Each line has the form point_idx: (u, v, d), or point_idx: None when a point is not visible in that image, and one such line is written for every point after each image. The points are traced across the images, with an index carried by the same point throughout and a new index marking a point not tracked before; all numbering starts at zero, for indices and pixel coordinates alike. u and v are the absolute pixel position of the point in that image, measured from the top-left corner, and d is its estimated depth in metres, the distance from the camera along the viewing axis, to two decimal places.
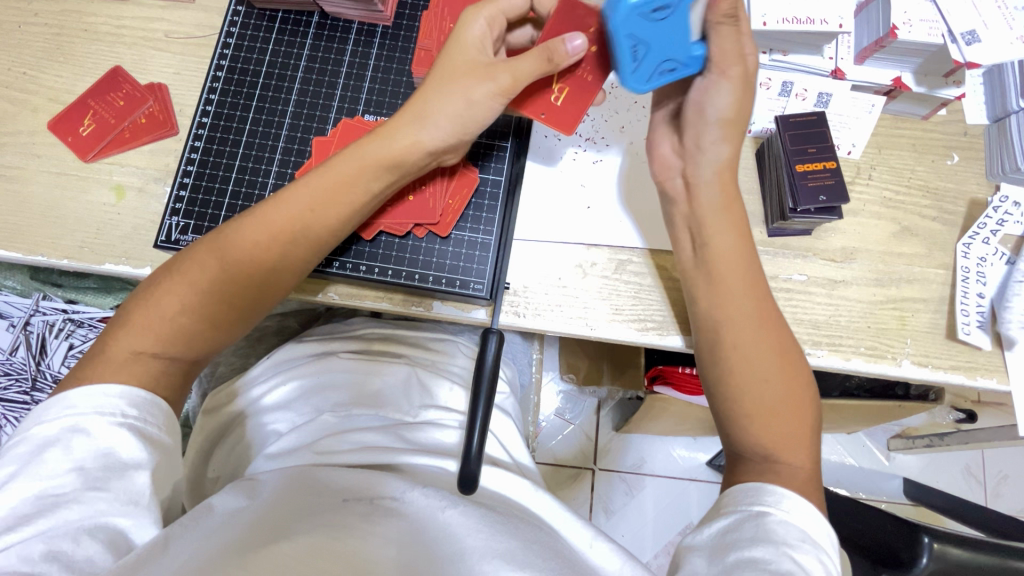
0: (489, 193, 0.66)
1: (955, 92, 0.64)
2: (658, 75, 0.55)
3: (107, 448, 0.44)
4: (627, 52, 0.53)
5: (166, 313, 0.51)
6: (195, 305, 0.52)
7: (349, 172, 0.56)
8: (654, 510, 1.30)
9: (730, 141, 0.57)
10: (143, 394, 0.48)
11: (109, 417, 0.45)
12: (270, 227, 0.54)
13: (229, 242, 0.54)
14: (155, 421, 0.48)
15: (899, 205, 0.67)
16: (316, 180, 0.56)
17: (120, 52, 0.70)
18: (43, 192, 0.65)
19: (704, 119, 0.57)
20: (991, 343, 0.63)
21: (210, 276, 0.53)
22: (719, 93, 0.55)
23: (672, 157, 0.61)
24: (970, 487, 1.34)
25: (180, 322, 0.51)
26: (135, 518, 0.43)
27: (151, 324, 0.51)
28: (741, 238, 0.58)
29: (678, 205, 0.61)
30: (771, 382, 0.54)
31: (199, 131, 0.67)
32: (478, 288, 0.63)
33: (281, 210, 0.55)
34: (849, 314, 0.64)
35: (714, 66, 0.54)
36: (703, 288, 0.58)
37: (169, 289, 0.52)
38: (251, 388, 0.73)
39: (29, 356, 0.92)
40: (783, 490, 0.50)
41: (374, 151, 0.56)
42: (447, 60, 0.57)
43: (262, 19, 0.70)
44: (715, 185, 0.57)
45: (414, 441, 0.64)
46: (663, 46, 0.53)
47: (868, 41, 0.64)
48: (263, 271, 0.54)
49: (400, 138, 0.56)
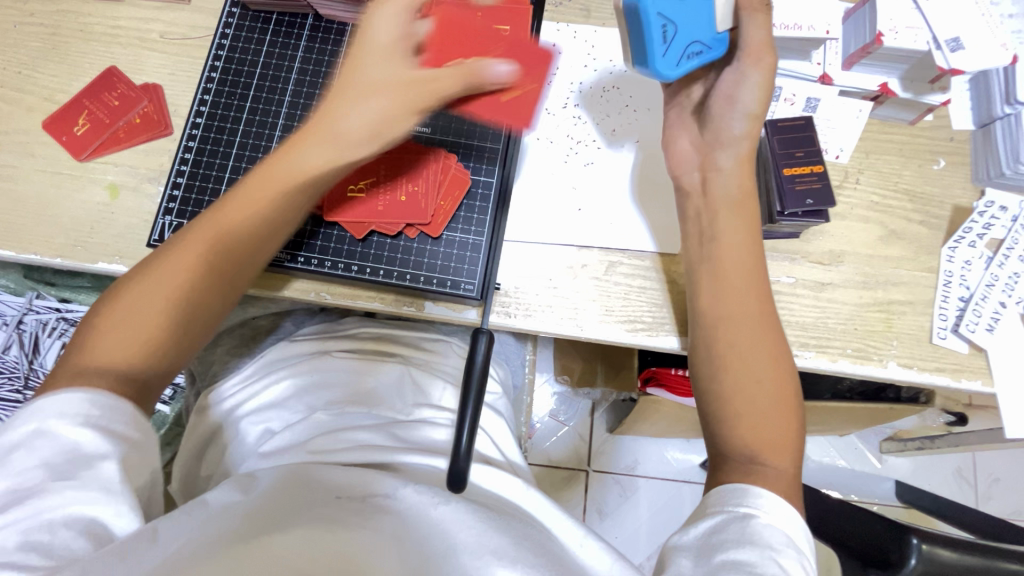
0: (480, 194, 0.66)
1: (941, 98, 0.65)
2: (687, 57, 0.55)
3: (69, 444, 0.42)
4: (658, 34, 0.54)
5: (114, 348, 0.48)
6: (161, 319, 0.50)
7: (268, 180, 0.57)
8: (647, 511, 1.31)
9: (749, 136, 0.59)
10: (99, 400, 0.45)
11: (68, 416, 0.43)
12: (216, 241, 0.54)
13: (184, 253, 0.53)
14: (120, 416, 0.45)
15: (886, 209, 0.68)
16: (244, 192, 0.56)
17: (115, 53, 0.70)
18: (37, 191, 0.66)
19: (732, 109, 0.58)
20: (967, 348, 0.64)
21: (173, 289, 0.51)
22: (746, 84, 0.57)
23: (692, 152, 0.62)
24: (961, 489, 1.35)
25: (135, 359, 0.48)
26: (110, 507, 0.41)
27: (104, 361, 0.47)
28: (745, 237, 0.58)
29: (691, 199, 0.62)
30: (759, 382, 0.55)
31: (193, 131, 0.67)
32: (470, 288, 0.64)
33: (212, 226, 0.54)
34: (837, 316, 0.65)
35: (746, 54, 0.56)
36: (707, 286, 0.58)
37: (113, 329, 0.49)
38: (245, 386, 0.74)
39: (21, 355, 0.93)
40: (761, 489, 0.51)
41: (302, 160, 0.57)
42: (356, 74, 0.57)
43: (256, 20, 0.70)
44: (733, 181, 0.59)
45: (406, 439, 0.64)
46: (690, 29, 0.55)
47: (856, 47, 0.64)
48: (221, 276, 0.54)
49: (330, 131, 0.57)
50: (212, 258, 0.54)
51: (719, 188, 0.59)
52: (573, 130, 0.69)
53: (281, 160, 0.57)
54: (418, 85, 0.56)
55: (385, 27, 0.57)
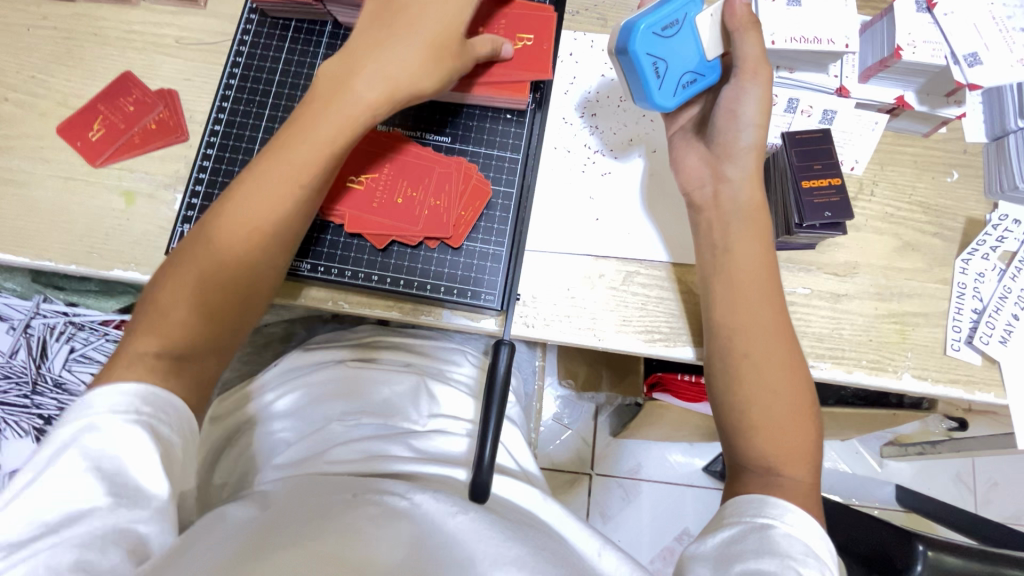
0: (500, 205, 0.66)
1: (956, 112, 0.66)
2: (681, 87, 0.59)
3: (122, 446, 0.43)
4: (650, 71, 0.57)
5: (178, 318, 0.52)
6: (199, 310, 0.53)
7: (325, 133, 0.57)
8: (650, 514, 1.31)
9: (756, 147, 0.59)
10: (156, 391, 0.48)
11: (124, 415, 0.45)
12: (259, 212, 0.55)
13: (218, 246, 0.54)
14: (167, 420, 0.47)
15: (900, 221, 0.68)
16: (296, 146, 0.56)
17: (130, 57, 0.70)
18: (50, 197, 0.65)
19: (737, 122, 0.58)
20: (980, 360, 0.65)
21: (208, 282, 0.54)
22: (748, 97, 0.57)
23: (702, 167, 0.61)
24: (960, 494, 1.37)
25: (193, 321, 0.53)
26: (153, 524, 0.42)
27: (166, 328, 0.51)
28: (761, 248, 0.58)
29: (703, 212, 0.61)
30: (778, 393, 0.55)
31: (211, 138, 0.67)
32: (490, 298, 0.64)
33: (266, 188, 0.55)
34: (851, 327, 0.66)
35: (742, 70, 0.57)
36: (721, 298, 0.58)
37: (172, 295, 0.53)
38: (258, 396, 0.73)
39: (29, 359, 0.92)
40: (788, 504, 0.51)
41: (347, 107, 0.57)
42: (415, 23, 0.59)
43: (274, 27, 0.70)
44: (745, 189, 0.59)
45: (421, 450, 0.65)
46: (682, 59, 0.58)
47: (873, 60, 0.65)
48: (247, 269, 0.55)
49: (371, 92, 0.58)
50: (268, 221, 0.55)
51: (732, 197, 0.59)
52: (591, 140, 0.69)
53: (332, 113, 0.57)
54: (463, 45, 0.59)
55: None
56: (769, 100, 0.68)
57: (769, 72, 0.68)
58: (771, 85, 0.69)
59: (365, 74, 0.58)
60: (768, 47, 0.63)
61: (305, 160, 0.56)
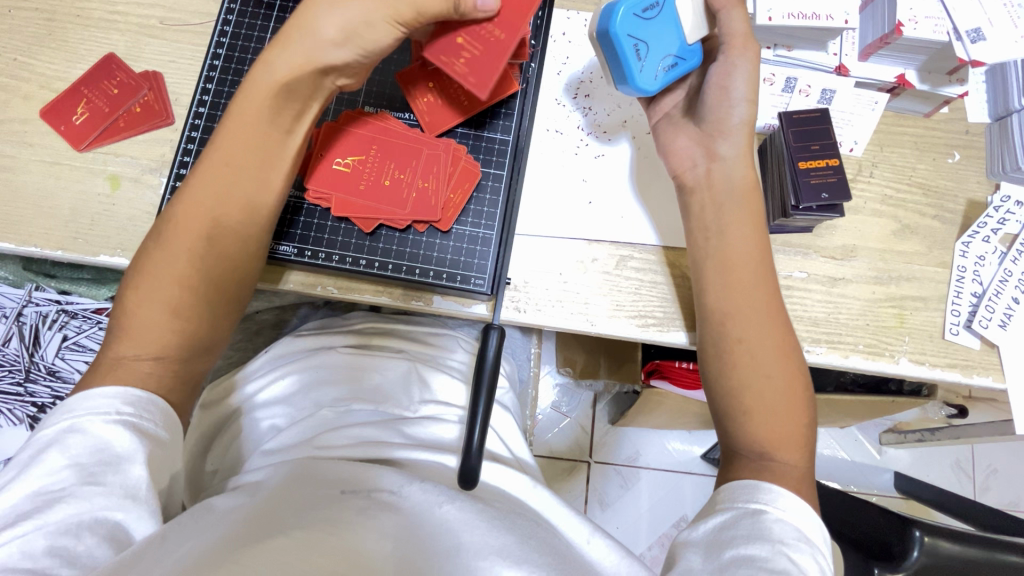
0: (490, 188, 0.65)
1: (959, 90, 0.65)
2: (661, 70, 0.57)
3: (102, 442, 0.44)
4: (631, 52, 0.55)
5: (151, 322, 0.51)
6: (175, 306, 0.52)
7: (252, 120, 0.55)
8: (648, 502, 1.31)
9: (748, 125, 0.58)
10: (139, 393, 0.48)
11: (103, 415, 0.46)
12: (208, 205, 0.54)
13: (181, 235, 0.53)
14: (151, 417, 0.48)
15: (900, 203, 0.67)
16: (227, 138, 0.55)
17: (113, 39, 0.68)
18: (34, 182, 0.64)
19: (729, 98, 0.57)
20: (979, 344, 0.64)
21: (176, 276, 0.53)
22: (739, 72, 0.57)
23: (693, 148, 0.60)
24: (959, 481, 1.36)
25: (163, 319, 0.51)
26: (132, 511, 0.42)
27: (141, 332, 0.51)
28: (755, 230, 0.57)
29: (696, 193, 0.60)
30: (771, 376, 0.54)
31: (195, 121, 0.66)
32: (480, 283, 0.63)
33: (205, 182, 0.55)
34: (848, 311, 0.65)
35: (729, 46, 0.56)
36: (717, 280, 0.57)
37: (137, 299, 0.52)
38: (247, 383, 0.73)
39: (22, 347, 0.91)
40: (780, 488, 0.50)
41: (269, 87, 0.55)
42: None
43: (259, 7, 0.68)
44: (738, 170, 0.58)
45: (412, 437, 0.64)
46: (663, 45, 0.56)
47: (872, 38, 0.63)
48: (218, 257, 0.54)
49: (289, 68, 0.55)
50: (213, 214, 0.54)
51: (726, 177, 0.58)
52: (583, 121, 0.67)
53: (252, 96, 0.55)
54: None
55: None
56: (766, 79, 0.66)
57: (767, 50, 0.66)
58: (768, 64, 0.67)
59: (273, 54, 0.55)
60: (765, 23, 0.61)
61: (236, 146, 0.55)
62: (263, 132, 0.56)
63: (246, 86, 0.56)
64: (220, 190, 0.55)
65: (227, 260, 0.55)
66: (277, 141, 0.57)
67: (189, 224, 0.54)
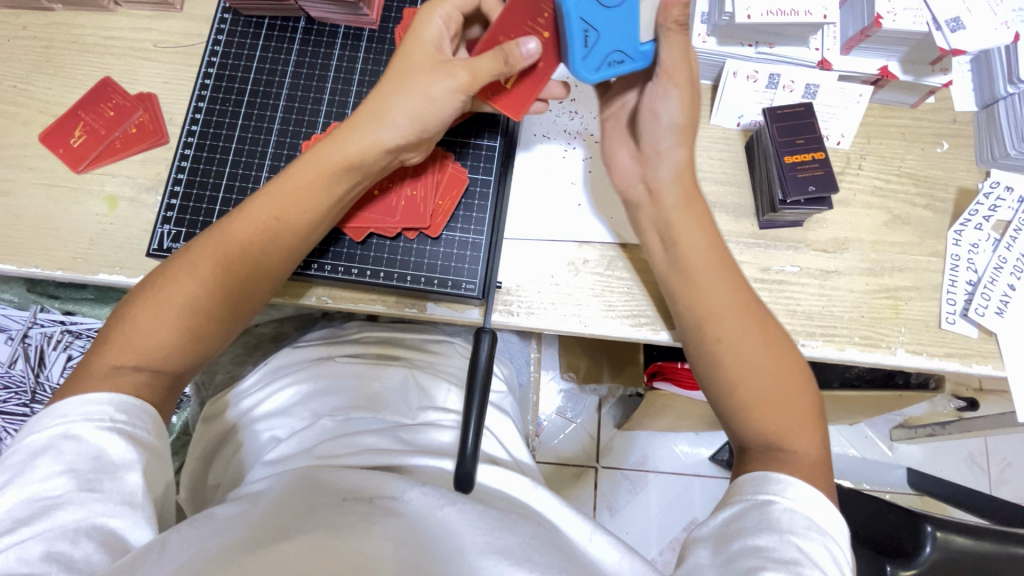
0: (478, 193, 0.66)
1: (942, 79, 0.64)
2: (606, 66, 0.55)
3: (97, 449, 0.44)
4: (578, 38, 0.53)
5: (149, 333, 0.51)
6: (173, 323, 0.51)
7: (311, 181, 0.56)
8: (658, 506, 1.30)
9: (683, 146, 0.57)
10: (132, 400, 0.48)
11: (97, 422, 0.46)
12: (245, 242, 0.54)
13: (204, 255, 0.53)
14: (144, 425, 0.48)
15: (890, 194, 0.67)
16: (279, 187, 0.56)
17: (109, 63, 0.70)
18: (35, 204, 0.66)
19: (659, 124, 0.57)
20: (977, 332, 0.63)
21: (183, 294, 0.52)
22: (669, 100, 0.55)
23: (631, 166, 0.61)
24: (974, 475, 1.34)
25: (178, 343, 0.51)
26: (129, 518, 0.43)
27: (135, 341, 0.50)
28: (707, 236, 0.58)
29: (642, 211, 0.60)
30: (756, 370, 0.54)
31: (188, 139, 0.67)
32: (471, 287, 0.63)
33: (249, 221, 0.55)
34: (842, 304, 0.64)
35: (661, 73, 0.54)
36: (678, 287, 0.58)
37: (152, 314, 0.51)
38: (243, 399, 0.74)
39: (28, 368, 0.93)
40: (790, 478, 0.49)
41: (334, 153, 0.56)
42: (397, 64, 0.56)
43: (248, 26, 0.70)
44: (675, 185, 0.58)
45: (413, 443, 0.64)
46: (613, 36, 0.53)
47: (853, 31, 0.63)
48: (232, 290, 0.54)
49: (356, 142, 0.55)
50: (245, 250, 0.54)
51: (667, 193, 0.58)
52: (570, 125, 0.68)
53: (322, 155, 0.56)
54: (454, 70, 0.54)
55: (431, 22, 0.57)
56: (749, 76, 0.66)
57: (748, 48, 0.66)
58: (750, 61, 0.66)
59: (358, 125, 0.56)
60: (744, 21, 0.61)
61: (287, 193, 0.55)
62: (321, 193, 0.56)
63: (318, 146, 0.57)
64: (261, 231, 0.55)
65: (241, 294, 0.54)
66: (329, 204, 0.57)
67: (224, 256, 0.54)
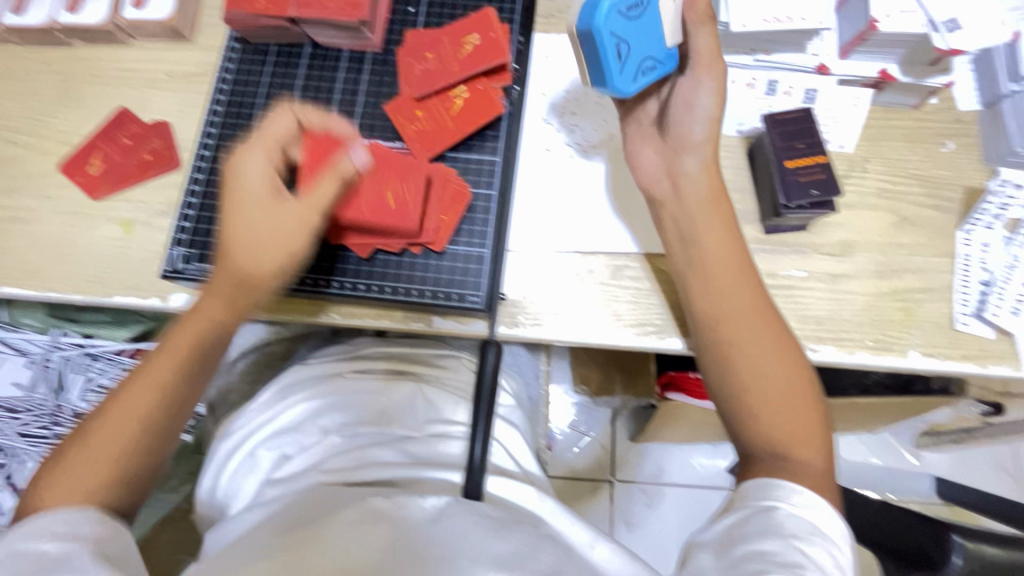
0: (481, 208, 0.67)
1: (943, 80, 0.64)
2: (642, 74, 0.55)
3: (48, 549, 0.44)
4: (613, 52, 0.53)
5: (80, 481, 0.50)
6: (110, 467, 0.52)
7: (221, 292, 0.57)
8: (676, 519, 1.28)
9: (711, 140, 0.59)
10: (75, 510, 0.48)
11: (40, 535, 0.45)
12: (170, 359, 0.55)
13: (126, 401, 0.54)
14: (89, 528, 0.47)
15: (896, 196, 0.66)
16: (186, 334, 0.57)
17: (125, 93, 0.73)
18: (55, 231, 0.68)
19: (692, 114, 0.58)
20: (993, 333, 0.62)
21: (113, 444, 0.52)
22: (702, 90, 0.57)
23: (657, 162, 0.61)
24: (1004, 483, 1.29)
25: (110, 486, 0.51)
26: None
27: (70, 487, 0.50)
28: (732, 236, 0.58)
29: (665, 206, 0.61)
30: (769, 374, 0.53)
31: (200, 163, 0.69)
32: (476, 300, 0.64)
33: (162, 371, 0.55)
34: (852, 307, 0.64)
35: (697, 64, 0.57)
36: (697, 287, 0.57)
37: (82, 464, 0.51)
38: (253, 413, 0.74)
39: (49, 391, 0.95)
40: (795, 485, 0.49)
41: (243, 249, 0.56)
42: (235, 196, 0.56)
43: (256, 54, 0.72)
44: (702, 180, 0.59)
45: (418, 456, 0.65)
46: (643, 44, 0.55)
47: (850, 36, 0.64)
48: (161, 430, 0.54)
49: (258, 235, 0.56)
50: (167, 379, 0.55)
51: (692, 188, 0.59)
52: (570, 137, 0.69)
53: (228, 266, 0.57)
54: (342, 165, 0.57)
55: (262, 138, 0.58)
56: (748, 83, 0.67)
57: (747, 56, 0.67)
58: (749, 69, 0.68)
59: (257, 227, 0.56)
60: (740, 31, 0.62)
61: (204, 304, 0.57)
62: (238, 298, 0.57)
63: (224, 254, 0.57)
64: (178, 369, 0.56)
65: (161, 443, 0.55)
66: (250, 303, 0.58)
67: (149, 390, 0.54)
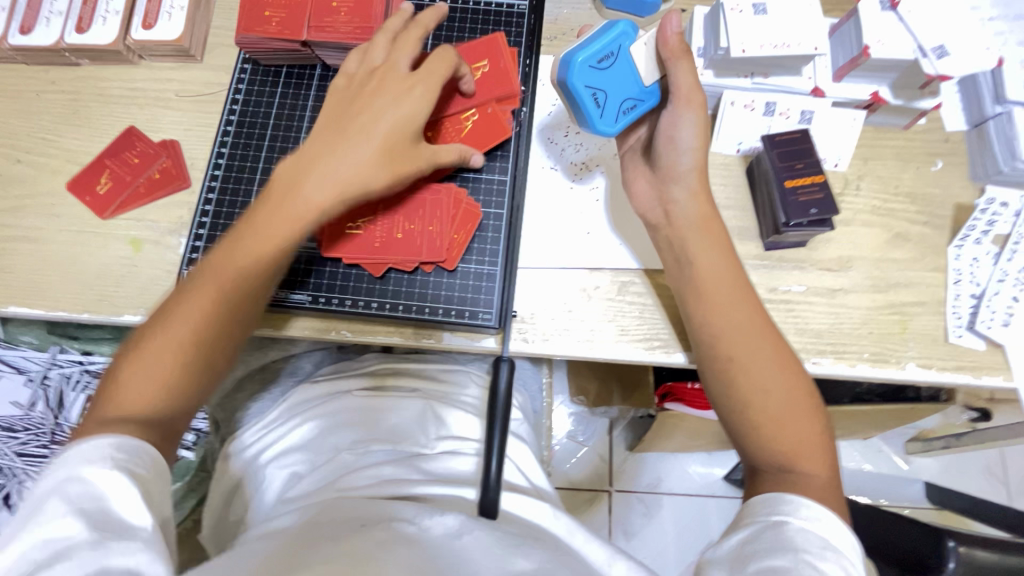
0: (491, 226, 0.68)
1: (931, 102, 0.67)
2: (622, 114, 0.60)
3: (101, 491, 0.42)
4: (590, 101, 0.59)
5: (138, 389, 0.50)
6: (168, 370, 0.51)
7: (291, 209, 0.57)
8: (675, 528, 1.29)
9: (697, 169, 0.59)
10: (132, 440, 0.46)
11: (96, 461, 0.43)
12: (236, 275, 0.55)
13: (191, 304, 0.53)
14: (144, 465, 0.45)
15: (889, 213, 0.69)
16: (256, 238, 0.56)
17: (133, 113, 0.73)
18: (63, 250, 0.68)
19: (677, 148, 0.59)
20: (984, 345, 0.65)
21: (177, 344, 0.52)
22: (686, 124, 0.58)
23: (651, 192, 0.63)
24: (993, 487, 1.33)
25: (163, 396, 0.51)
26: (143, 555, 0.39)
27: (124, 399, 0.49)
28: (728, 257, 0.59)
29: (661, 229, 0.62)
30: (770, 391, 0.55)
31: (212, 183, 0.70)
32: (488, 317, 0.65)
33: (226, 273, 0.55)
34: (850, 321, 0.66)
35: (675, 97, 0.57)
36: (695, 308, 0.59)
37: (140, 372, 0.50)
38: (264, 435, 0.75)
39: (48, 409, 0.94)
40: (803, 498, 0.50)
41: (322, 172, 0.58)
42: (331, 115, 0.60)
43: (267, 74, 0.73)
44: (693, 206, 0.60)
45: (428, 472, 0.64)
46: (620, 88, 0.59)
47: (844, 59, 0.67)
48: (217, 340, 0.54)
49: (346, 159, 0.58)
50: (234, 286, 0.55)
51: (682, 214, 0.60)
52: (576, 156, 0.71)
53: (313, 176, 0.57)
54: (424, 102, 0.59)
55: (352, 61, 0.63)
56: (747, 105, 0.69)
57: (745, 79, 0.69)
58: (747, 91, 0.69)
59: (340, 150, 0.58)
60: (739, 56, 0.64)
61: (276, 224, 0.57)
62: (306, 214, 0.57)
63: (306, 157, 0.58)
64: (242, 279, 0.55)
65: (220, 358, 0.54)
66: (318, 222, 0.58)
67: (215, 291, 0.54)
